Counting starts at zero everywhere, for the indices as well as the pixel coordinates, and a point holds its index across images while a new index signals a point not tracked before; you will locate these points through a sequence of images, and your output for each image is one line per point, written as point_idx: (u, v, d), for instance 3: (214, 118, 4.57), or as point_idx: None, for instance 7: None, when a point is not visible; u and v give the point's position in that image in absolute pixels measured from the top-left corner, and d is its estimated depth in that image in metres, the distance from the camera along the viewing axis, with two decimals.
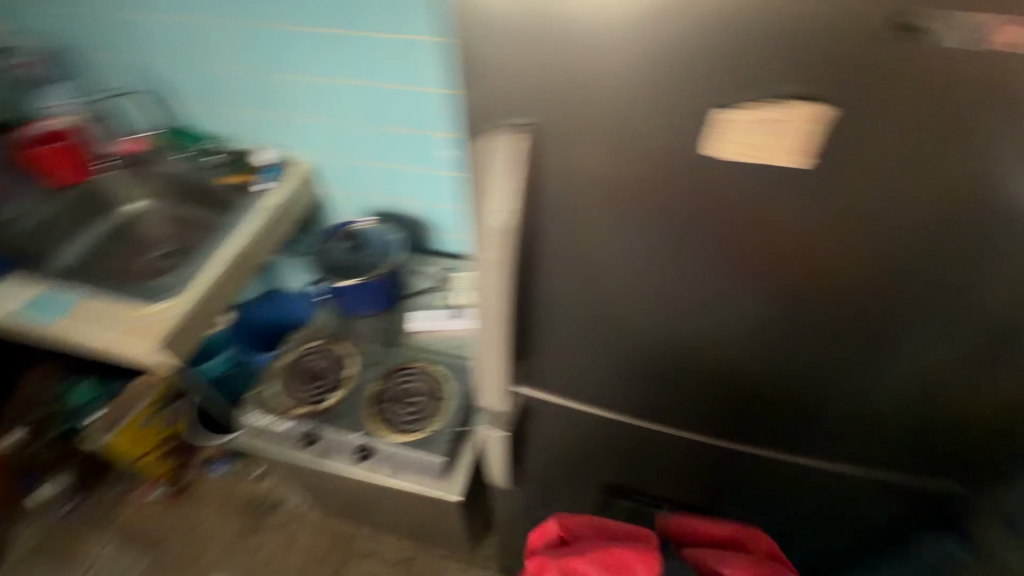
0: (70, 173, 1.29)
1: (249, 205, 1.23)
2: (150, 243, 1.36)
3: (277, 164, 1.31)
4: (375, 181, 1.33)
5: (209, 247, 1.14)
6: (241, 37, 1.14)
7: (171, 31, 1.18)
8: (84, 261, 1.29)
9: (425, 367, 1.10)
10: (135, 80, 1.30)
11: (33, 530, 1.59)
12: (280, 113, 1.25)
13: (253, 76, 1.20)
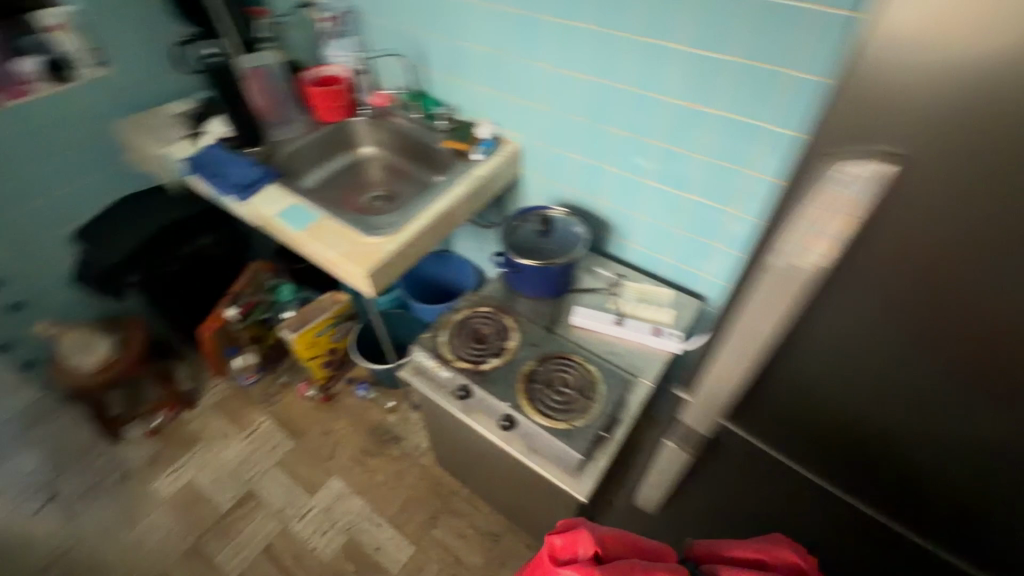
0: (333, 112, 1.54)
1: (462, 171, 1.35)
2: (371, 186, 1.61)
3: (491, 140, 1.42)
4: (573, 173, 1.38)
5: (426, 199, 1.27)
6: (499, 20, 1.22)
7: (438, 5, 1.30)
8: (321, 188, 1.55)
9: (580, 363, 1.11)
10: (394, 43, 1.48)
11: (219, 389, 1.94)
12: (508, 95, 1.34)
13: (496, 56, 1.29)
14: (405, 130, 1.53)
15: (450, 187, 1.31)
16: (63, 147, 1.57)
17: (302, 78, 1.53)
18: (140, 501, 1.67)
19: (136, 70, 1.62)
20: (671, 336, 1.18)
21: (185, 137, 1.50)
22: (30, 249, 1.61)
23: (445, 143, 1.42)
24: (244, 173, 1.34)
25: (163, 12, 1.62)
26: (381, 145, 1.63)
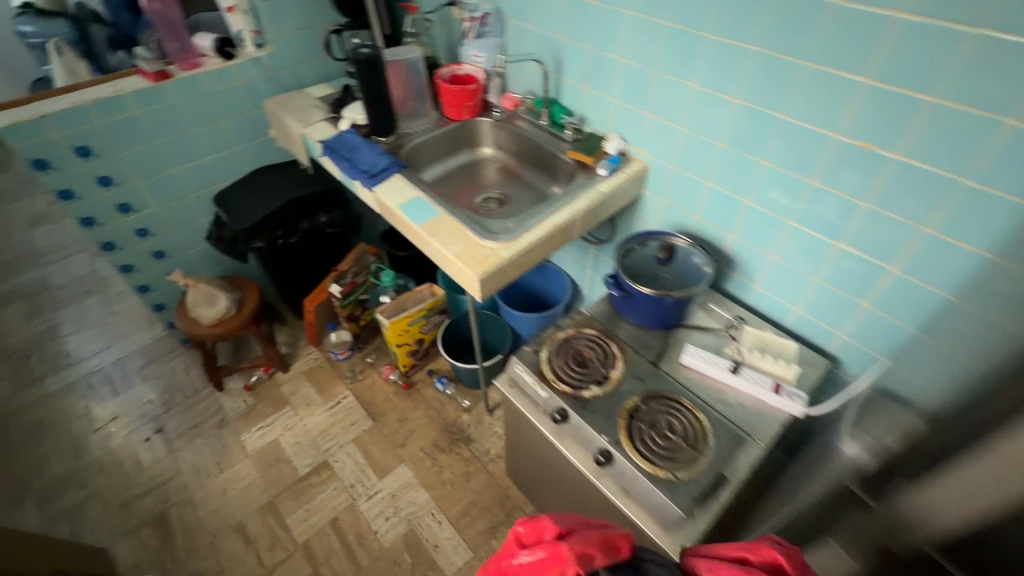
0: (464, 111, 1.56)
1: (584, 185, 1.31)
2: (486, 186, 1.61)
3: (618, 155, 1.36)
4: (703, 202, 1.29)
5: (546, 211, 1.24)
6: (655, 33, 1.16)
7: (590, 13, 1.26)
8: (439, 183, 1.57)
9: (689, 408, 1.03)
10: (533, 48, 1.47)
11: (312, 358, 2.05)
12: (647, 111, 1.28)
13: (642, 70, 1.23)
14: (529, 135, 1.51)
15: (572, 201, 1.27)
16: (221, 117, 1.72)
17: (438, 74, 1.56)
18: (230, 449, 1.79)
19: (291, 54, 1.75)
20: (794, 397, 1.05)
21: (326, 120, 1.58)
22: (180, 205, 1.79)
23: (570, 154, 1.39)
24: (374, 161, 1.39)
25: (323, 2, 1.73)
26: (501, 148, 1.63)
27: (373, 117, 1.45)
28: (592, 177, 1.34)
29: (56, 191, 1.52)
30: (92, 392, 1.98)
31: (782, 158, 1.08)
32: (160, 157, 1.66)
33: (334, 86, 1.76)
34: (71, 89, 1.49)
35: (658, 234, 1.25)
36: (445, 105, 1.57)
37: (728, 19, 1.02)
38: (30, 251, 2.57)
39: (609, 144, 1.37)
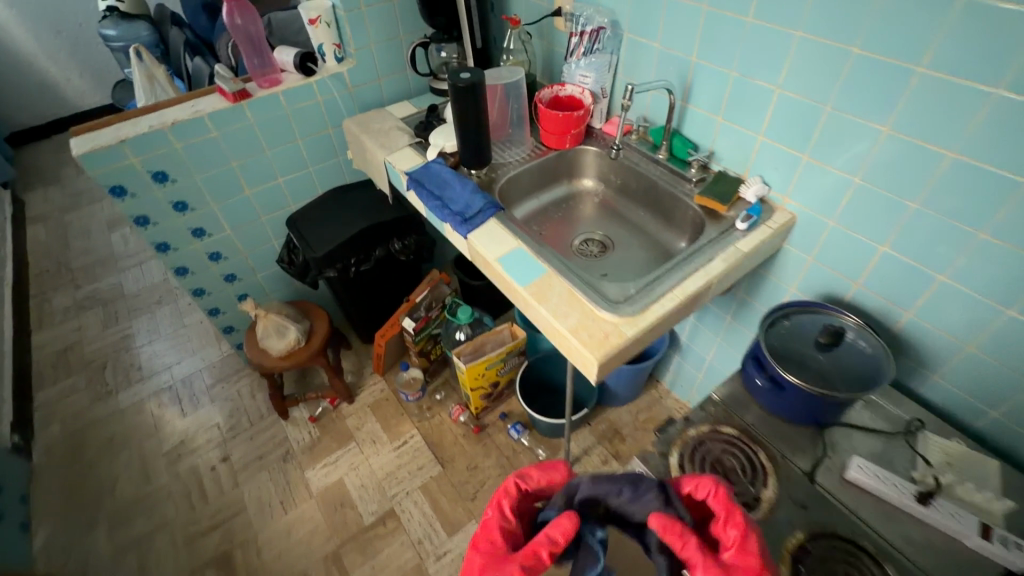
0: (567, 140, 1.36)
1: (720, 242, 1.09)
2: (584, 224, 1.40)
3: (759, 205, 1.13)
4: (869, 268, 1.04)
5: (673, 275, 1.03)
6: (838, 62, 0.91)
7: (742, 32, 1.02)
8: (531, 221, 1.39)
9: (871, 555, 0.81)
10: (655, 69, 1.25)
11: (377, 390, 1.94)
12: (806, 155, 1.04)
13: (809, 105, 0.98)
14: (641, 170, 1.30)
15: (705, 262, 1.05)
16: (298, 137, 1.61)
17: (538, 96, 1.37)
18: (294, 486, 1.70)
19: (373, 68, 1.61)
20: (1012, 545, 0.80)
21: (410, 145, 1.43)
22: (253, 227, 1.70)
23: (697, 200, 1.17)
24: (467, 201, 1.21)
25: (409, 11, 1.57)
26: (603, 180, 1.43)
27: (466, 148, 1.27)
28: (727, 231, 1.11)
29: (132, 217, 1.46)
30: (162, 411, 1.95)
31: (1012, 231, 0.83)
32: (236, 179, 1.57)
33: (417, 104, 1.61)
34: (148, 110, 1.40)
35: (816, 310, 1.04)
36: (544, 132, 1.38)
37: (962, 52, 0.77)
38: (108, 255, 2.61)
39: (745, 190, 1.14)
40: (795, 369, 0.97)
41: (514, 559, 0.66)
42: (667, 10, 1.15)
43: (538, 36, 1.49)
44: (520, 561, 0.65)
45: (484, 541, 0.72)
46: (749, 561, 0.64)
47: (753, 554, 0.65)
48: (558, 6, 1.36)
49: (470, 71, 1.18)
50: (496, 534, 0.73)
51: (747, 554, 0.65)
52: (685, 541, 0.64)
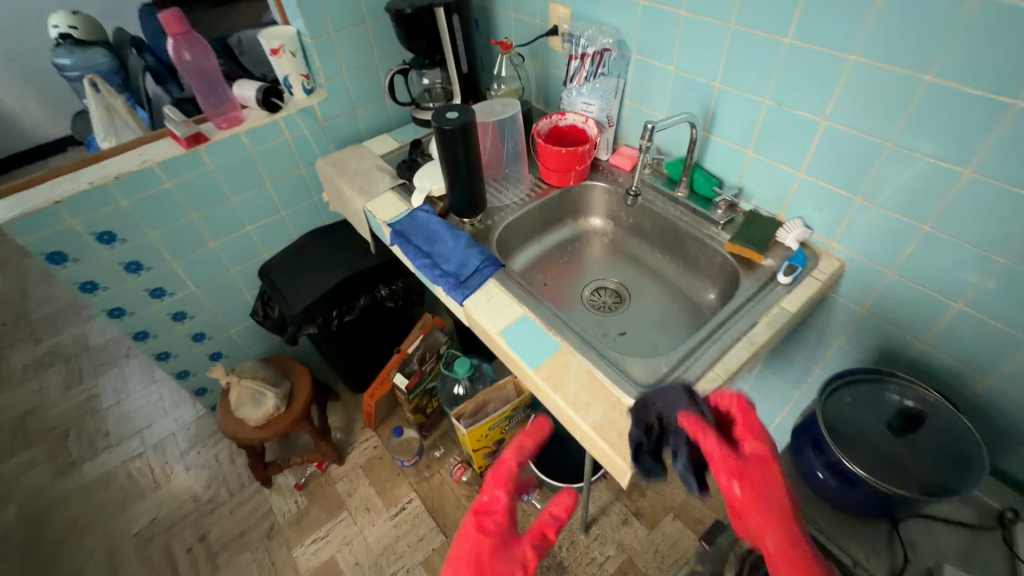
0: (571, 176, 1.19)
1: (760, 297, 0.93)
2: (594, 270, 1.23)
3: (802, 251, 0.97)
4: (940, 326, 0.88)
5: (711, 347, 0.86)
6: (904, 91, 0.74)
7: (779, 54, 0.86)
8: (534, 270, 1.22)
9: None
10: (669, 94, 1.09)
11: (370, 448, 1.76)
12: (859, 196, 0.87)
13: (862, 142, 0.82)
14: (658, 211, 1.14)
15: (749, 329, 0.88)
16: (265, 179, 1.43)
17: (536, 128, 1.20)
18: (281, 569, 1.52)
19: (347, 99, 1.43)
20: None
21: (393, 188, 1.26)
22: (221, 281, 1.52)
23: (728, 247, 1.02)
24: (460, 259, 1.04)
25: (385, 35, 1.40)
26: (612, 218, 1.26)
27: (455, 194, 1.10)
28: (767, 286, 0.95)
29: (76, 284, 1.27)
30: (132, 483, 1.76)
31: None
32: (197, 231, 1.38)
33: (398, 136, 1.43)
34: (88, 163, 1.22)
35: (892, 378, 0.90)
36: (544, 169, 1.21)
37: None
38: (72, 304, 2.41)
39: (785, 235, 0.98)
40: (864, 457, 0.81)
41: (523, 541, 0.70)
42: (683, 28, 0.98)
43: (530, 57, 1.34)
44: (529, 543, 0.70)
45: (490, 522, 0.70)
46: (761, 450, 0.66)
47: (767, 444, 0.66)
48: (554, 25, 1.21)
49: (456, 109, 1.01)
50: (503, 514, 0.71)
51: (759, 446, 0.66)
52: (706, 433, 0.66)
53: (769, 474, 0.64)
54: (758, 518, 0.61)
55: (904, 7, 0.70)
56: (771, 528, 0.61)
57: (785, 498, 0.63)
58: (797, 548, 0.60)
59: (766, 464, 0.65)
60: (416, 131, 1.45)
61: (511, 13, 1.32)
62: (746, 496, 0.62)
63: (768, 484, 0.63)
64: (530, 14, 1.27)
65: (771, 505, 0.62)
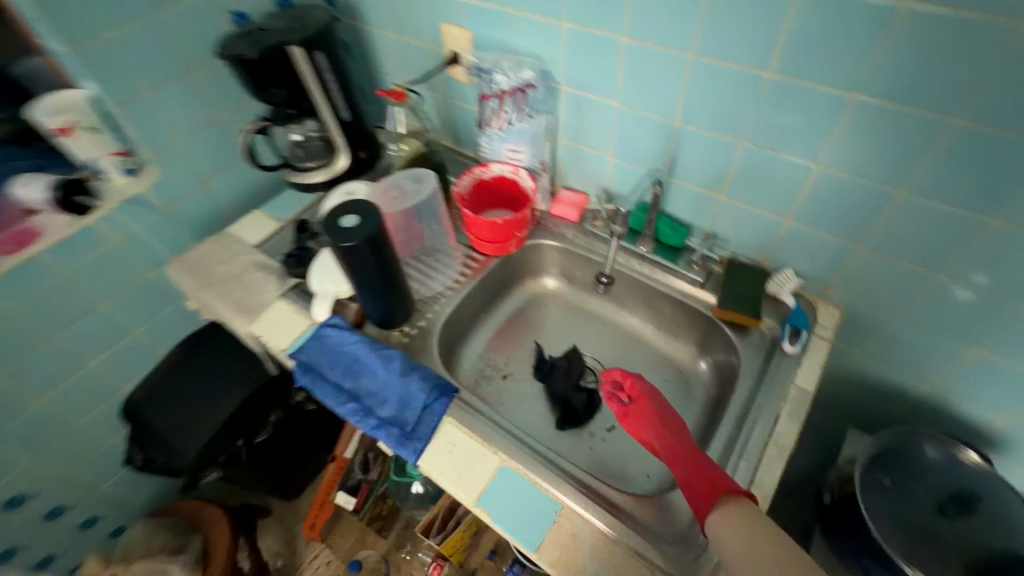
0: (512, 242, 0.97)
1: (771, 377, 0.78)
2: (555, 341, 1.03)
3: (800, 306, 0.83)
4: (955, 371, 0.79)
5: (735, 461, 0.71)
6: (926, 136, 0.60)
7: (759, 92, 0.68)
8: (486, 360, 1.00)
9: None
10: (613, 132, 0.88)
11: (322, 566, 1.42)
12: (862, 245, 0.75)
13: (869, 188, 0.68)
14: (623, 270, 0.96)
15: (772, 427, 0.73)
16: (98, 300, 1.04)
17: (456, 191, 0.96)
18: None
19: (191, 171, 1.07)
20: None
21: (284, 294, 0.95)
22: (68, 439, 1.13)
23: (716, 313, 0.86)
24: (400, 398, 0.79)
25: (226, 81, 1.05)
26: (565, 276, 1.06)
27: (374, 305, 0.83)
28: (771, 356, 0.81)
29: None
30: None
31: None
32: (10, 395, 0.99)
33: (272, 210, 1.10)
34: None
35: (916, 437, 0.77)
36: (475, 237, 0.97)
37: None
38: None
39: (779, 290, 0.84)
40: (904, 550, 0.74)
41: None
42: (626, 58, 0.77)
43: (426, 89, 1.07)
44: None
45: None
46: (641, 388, 0.74)
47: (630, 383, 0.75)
48: (453, 51, 0.96)
49: (356, 209, 0.72)
50: None
51: (640, 385, 0.74)
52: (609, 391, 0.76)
53: (647, 402, 0.72)
54: (647, 435, 0.70)
55: (928, 36, 0.54)
56: (655, 437, 0.70)
57: (666, 413, 0.71)
58: (676, 440, 0.68)
59: (640, 394, 0.73)
60: (295, 198, 1.13)
61: (390, 35, 1.03)
62: (634, 428, 0.72)
63: (649, 407, 0.72)
64: (415, 36, 0.99)
65: (650, 419, 0.71)
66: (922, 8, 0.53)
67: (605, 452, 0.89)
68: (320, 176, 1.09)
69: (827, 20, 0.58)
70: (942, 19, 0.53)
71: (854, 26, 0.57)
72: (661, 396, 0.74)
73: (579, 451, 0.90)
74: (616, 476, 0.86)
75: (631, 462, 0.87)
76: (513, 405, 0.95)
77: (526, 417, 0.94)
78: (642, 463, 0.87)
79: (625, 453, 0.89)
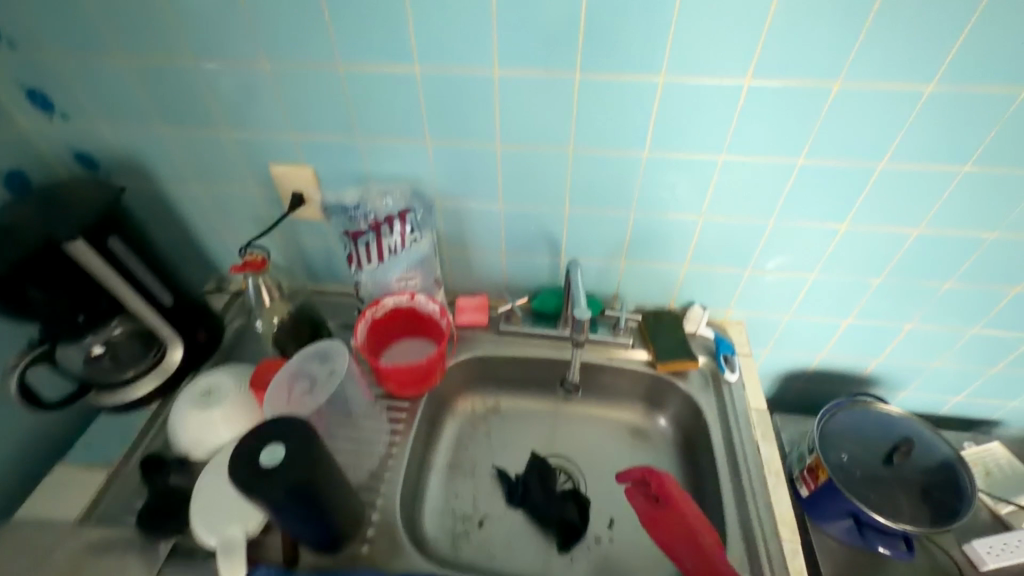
0: (436, 374, 0.85)
1: (733, 409, 0.83)
2: (513, 456, 0.93)
3: (718, 334, 0.91)
4: (834, 339, 0.95)
5: (753, 506, 0.72)
6: (778, 178, 0.72)
7: (640, 168, 0.74)
8: (453, 514, 0.85)
9: None
10: (503, 232, 0.86)
11: None
12: (749, 268, 0.85)
13: (746, 223, 0.79)
14: (554, 358, 0.92)
15: (760, 458, 0.77)
16: None
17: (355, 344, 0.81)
18: None
19: None
20: None
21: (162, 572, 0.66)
22: None
23: (658, 368, 0.88)
24: None
25: None
26: (494, 382, 0.99)
27: (318, 532, 0.63)
28: (720, 390, 0.86)
29: None
30: None
31: (966, 273, 0.81)
32: None
33: (86, 455, 0.78)
34: None
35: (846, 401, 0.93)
36: (393, 386, 0.83)
37: (931, 138, 0.65)
38: None
39: (697, 326, 0.91)
40: (876, 499, 0.81)
41: None
42: (504, 162, 0.76)
43: (264, 237, 0.91)
44: None
45: None
46: (671, 490, 0.71)
47: (663, 488, 0.72)
48: (294, 190, 0.82)
49: (280, 434, 0.53)
50: None
51: (668, 486, 0.72)
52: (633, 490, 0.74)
53: (676, 507, 0.69)
54: (677, 546, 0.67)
55: (767, 104, 0.65)
56: (685, 552, 0.66)
57: (698, 522, 0.67)
58: (707, 556, 0.64)
59: (670, 498, 0.70)
60: (117, 423, 0.82)
61: (200, 188, 0.85)
62: (664, 538, 0.69)
63: (676, 515, 0.69)
64: (237, 182, 0.84)
65: (678, 532, 0.68)
66: (758, 85, 0.64)
67: (619, 554, 0.82)
68: (150, 382, 0.82)
69: (687, 101, 0.66)
70: (775, 91, 0.64)
71: (708, 103, 0.66)
72: (694, 500, 0.71)
73: (596, 567, 0.80)
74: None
75: (649, 552, 0.82)
76: (505, 551, 0.82)
77: (526, 560, 0.81)
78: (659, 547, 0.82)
79: (638, 543, 0.83)
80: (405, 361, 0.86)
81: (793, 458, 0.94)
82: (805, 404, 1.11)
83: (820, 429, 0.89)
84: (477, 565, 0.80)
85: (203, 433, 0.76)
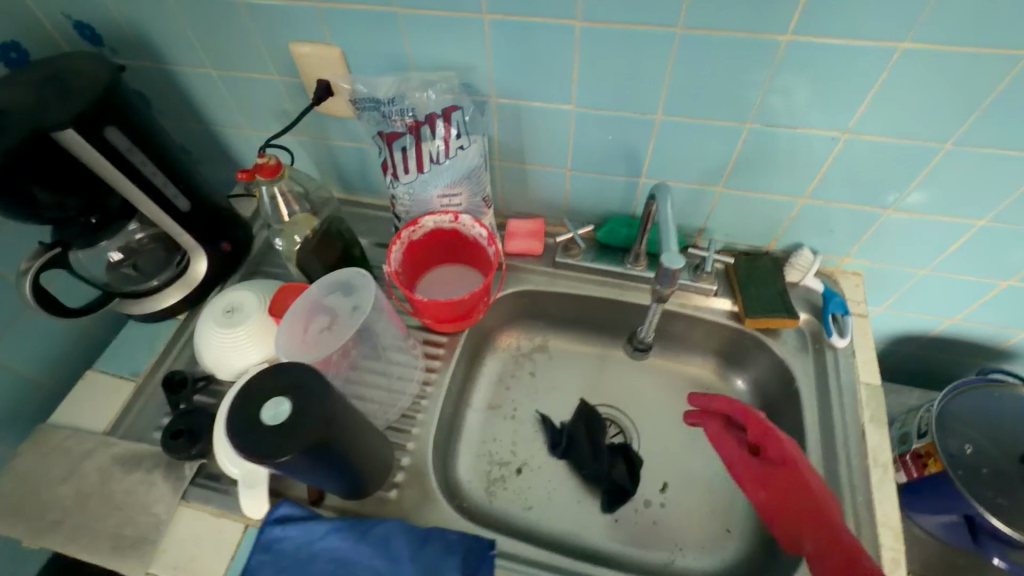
0: (477, 310, 0.74)
1: (835, 380, 0.68)
2: (559, 402, 0.84)
3: (829, 288, 0.73)
4: (977, 304, 0.75)
5: (850, 502, 0.60)
6: (983, 79, 0.50)
7: (773, 61, 0.54)
8: (490, 457, 0.78)
9: None
10: (570, 143, 0.68)
11: None
12: (891, 208, 0.65)
13: (908, 146, 0.58)
14: (616, 300, 0.79)
15: (864, 444, 0.63)
16: None
17: (389, 269, 0.70)
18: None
19: None
20: None
21: (186, 496, 0.63)
22: None
23: (746, 324, 0.73)
24: None
25: None
26: (542, 318, 0.87)
27: (340, 484, 0.56)
28: (820, 356, 0.70)
29: None
30: None
31: None
32: None
33: (113, 363, 0.75)
34: None
35: (985, 379, 0.75)
36: (431, 320, 0.73)
37: None
38: None
39: (803, 275, 0.73)
40: (1004, 503, 0.67)
41: None
42: (583, 47, 0.57)
43: (290, 136, 0.78)
44: None
45: None
46: (781, 447, 0.61)
47: (775, 442, 0.62)
48: (319, 78, 0.67)
49: (283, 386, 0.44)
50: None
51: (774, 441, 0.62)
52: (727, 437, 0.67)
53: (791, 471, 0.59)
54: (796, 518, 0.59)
55: None
56: (805, 527, 0.57)
57: (823, 492, 0.57)
58: (831, 531, 0.55)
59: (783, 456, 0.61)
60: (144, 332, 0.78)
61: (214, 72, 0.72)
62: (772, 499, 0.61)
63: (792, 477, 0.59)
64: (255, 66, 0.69)
65: (795, 495, 0.59)
66: None
67: (674, 521, 0.73)
68: (176, 293, 0.77)
69: None
70: None
71: None
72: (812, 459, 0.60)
73: (643, 533, 0.72)
74: (697, 552, 0.70)
75: (706, 525, 0.72)
76: (545, 504, 0.75)
77: (566, 517, 0.74)
78: (720, 521, 0.72)
79: (694, 513, 0.73)
80: (447, 291, 0.75)
81: (892, 437, 0.79)
82: (911, 373, 0.93)
83: (938, 411, 0.73)
84: (512, 515, 0.74)
85: (225, 355, 0.70)
